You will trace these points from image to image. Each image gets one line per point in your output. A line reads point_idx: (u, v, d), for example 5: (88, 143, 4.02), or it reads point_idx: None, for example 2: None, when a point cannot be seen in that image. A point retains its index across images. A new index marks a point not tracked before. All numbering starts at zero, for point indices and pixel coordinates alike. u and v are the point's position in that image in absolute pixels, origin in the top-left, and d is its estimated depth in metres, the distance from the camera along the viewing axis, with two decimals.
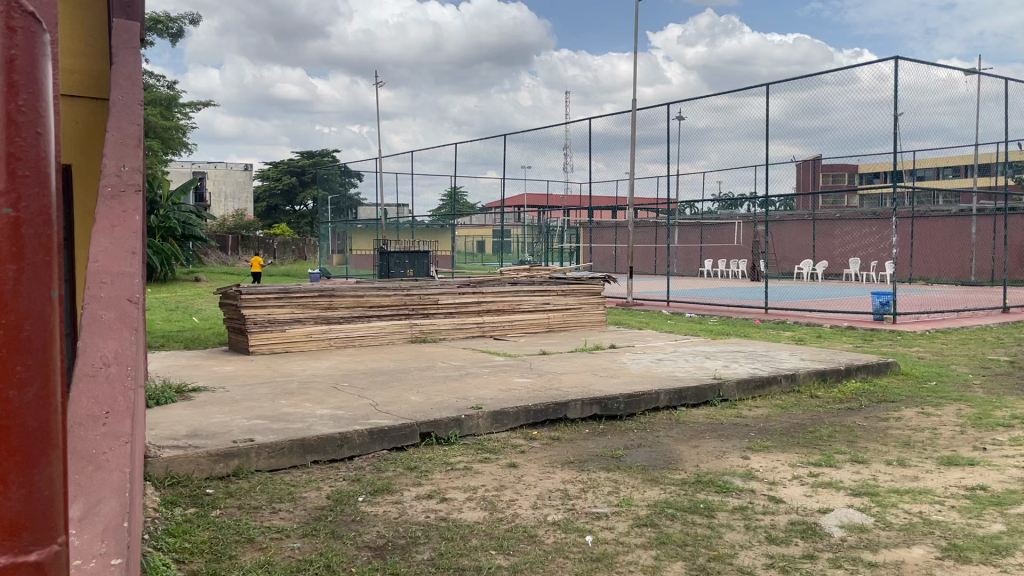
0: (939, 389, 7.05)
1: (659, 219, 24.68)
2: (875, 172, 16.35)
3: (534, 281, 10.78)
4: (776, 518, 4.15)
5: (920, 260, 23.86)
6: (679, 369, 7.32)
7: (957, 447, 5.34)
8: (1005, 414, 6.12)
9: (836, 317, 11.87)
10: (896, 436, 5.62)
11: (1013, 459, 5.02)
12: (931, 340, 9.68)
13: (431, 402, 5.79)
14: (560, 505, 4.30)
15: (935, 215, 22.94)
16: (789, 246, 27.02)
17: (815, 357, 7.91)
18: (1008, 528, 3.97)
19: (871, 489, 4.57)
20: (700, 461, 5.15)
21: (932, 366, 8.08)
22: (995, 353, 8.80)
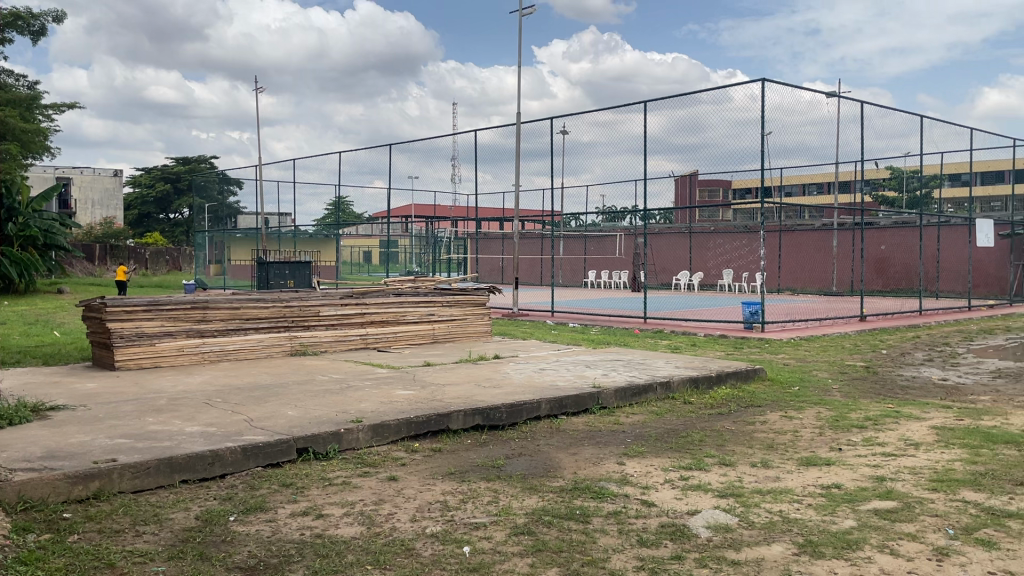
0: (801, 394, 7.47)
1: (545, 231, 25.08)
2: (746, 188, 17.18)
3: (419, 292, 10.74)
4: (648, 522, 4.29)
5: (788, 271, 25.22)
6: (560, 377, 7.46)
7: (816, 447, 5.67)
8: (860, 416, 6.54)
9: (710, 326, 12.39)
10: (761, 439, 5.92)
11: (865, 459, 5.38)
12: (794, 347, 10.26)
13: (309, 416, 5.68)
14: (438, 516, 4.30)
15: (801, 229, 24.36)
16: (667, 258, 28.04)
17: (689, 365, 8.24)
18: (859, 523, 4.24)
19: (737, 490, 4.79)
20: (578, 469, 5.26)
21: (796, 372, 8.55)
22: (852, 358, 9.40)
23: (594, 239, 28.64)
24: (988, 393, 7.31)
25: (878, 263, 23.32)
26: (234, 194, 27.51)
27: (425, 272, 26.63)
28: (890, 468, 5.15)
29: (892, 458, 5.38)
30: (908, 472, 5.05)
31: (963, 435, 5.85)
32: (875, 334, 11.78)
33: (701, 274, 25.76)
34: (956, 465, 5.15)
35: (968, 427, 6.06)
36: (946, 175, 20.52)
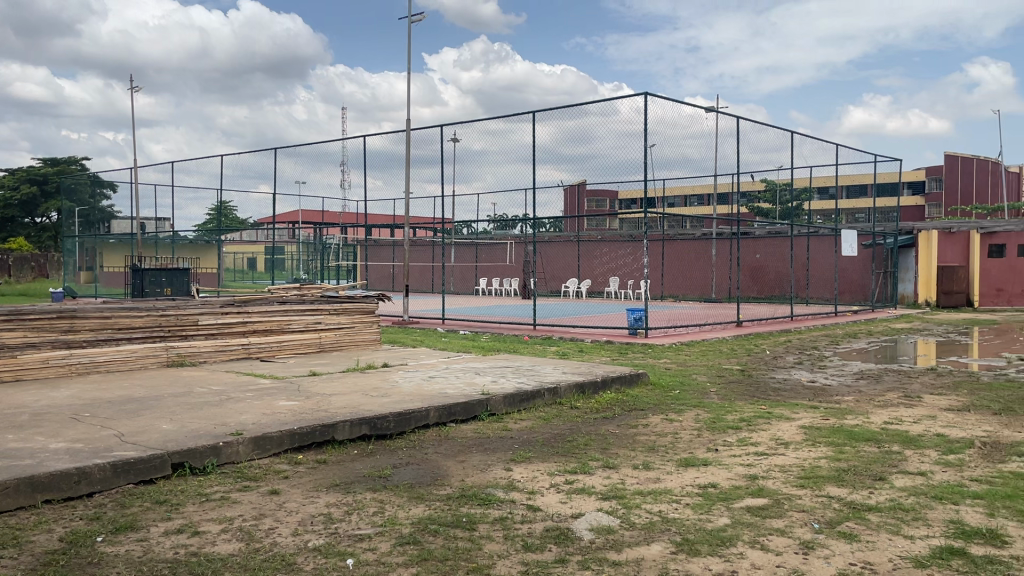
0: (681, 397, 7.75)
1: (435, 238, 25.05)
2: (631, 199, 17.67)
3: (305, 300, 10.50)
4: (533, 526, 4.35)
5: (670, 278, 26.09)
6: (449, 385, 7.46)
7: (694, 448, 5.90)
8: (734, 418, 6.84)
9: (596, 332, 12.68)
10: (643, 442, 6.10)
11: (739, 458, 5.63)
12: (675, 352, 10.63)
13: (186, 430, 5.46)
14: (322, 529, 4.22)
15: (683, 238, 25.29)
16: (556, 266, 28.55)
17: (575, 370, 8.41)
18: (732, 520, 4.43)
19: (619, 492, 4.92)
20: (465, 476, 5.27)
21: (677, 376, 8.87)
22: (728, 362, 9.84)
23: (484, 246, 28.83)
24: (850, 393, 7.80)
25: (753, 271, 24.47)
26: (108, 198, 26.19)
27: (312, 279, 26.08)
28: (763, 467, 5.42)
29: (764, 457, 5.65)
30: (779, 471, 5.32)
31: (828, 433, 6.22)
32: (751, 339, 12.35)
33: (589, 282, 26.33)
34: (822, 462, 5.46)
35: (834, 426, 6.44)
36: (816, 188, 21.77)
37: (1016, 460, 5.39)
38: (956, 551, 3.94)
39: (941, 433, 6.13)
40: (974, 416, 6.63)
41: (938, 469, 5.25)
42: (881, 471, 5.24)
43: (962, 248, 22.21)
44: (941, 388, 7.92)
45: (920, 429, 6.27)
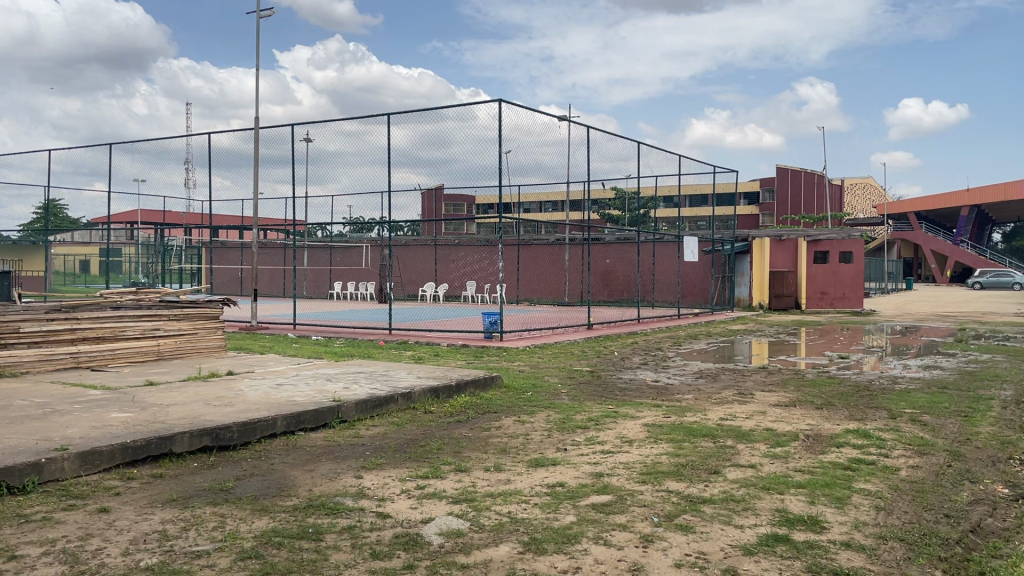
0: (533, 399, 7.91)
1: (288, 241, 24.32)
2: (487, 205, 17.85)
3: (142, 306, 9.91)
4: (382, 534, 4.30)
5: (525, 282, 26.57)
6: (298, 392, 7.25)
7: (544, 449, 6.02)
8: (583, 417, 7.05)
9: (452, 336, 12.72)
10: (495, 444, 6.17)
11: (587, 456, 5.80)
12: (528, 354, 10.83)
13: (1, 447, 5.02)
14: (156, 547, 3.99)
15: (538, 243, 25.81)
16: (412, 270, 28.41)
17: (430, 374, 8.38)
18: (578, 518, 4.56)
19: (470, 495, 4.94)
20: (313, 485, 5.15)
21: (529, 378, 9.01)
22: (579, 364, 10.11)
23: (339, 249, 28.30)
24: (691, 392, 8.22)
25: (604, 275, 25.31)
26: None
27: (152, 283, 24.65)
28: (608, 464, 5.61)
29: (609, 454, 5.85)
30: (623, 468, 5.53)
31: (669, 430, 6.52)
32: (600, 341, 12.76)
33: (445, 286, 26.38)
34: (663, 458, 5.71)
35: (674, 423, 6.76)
36: (662, 197, 22.79)
37: (834, 450, 5.86)
38: (781, 538, 4.23)
39: (771, 428, 6.56)
40: (799, 411, 7.15)
41: (766, 462, 5.62)
42: (716, 465, 5.54)
43: (791, 255, 23.91)
44: (771, 385, 8.49)
45: (751, 424, 6.69)
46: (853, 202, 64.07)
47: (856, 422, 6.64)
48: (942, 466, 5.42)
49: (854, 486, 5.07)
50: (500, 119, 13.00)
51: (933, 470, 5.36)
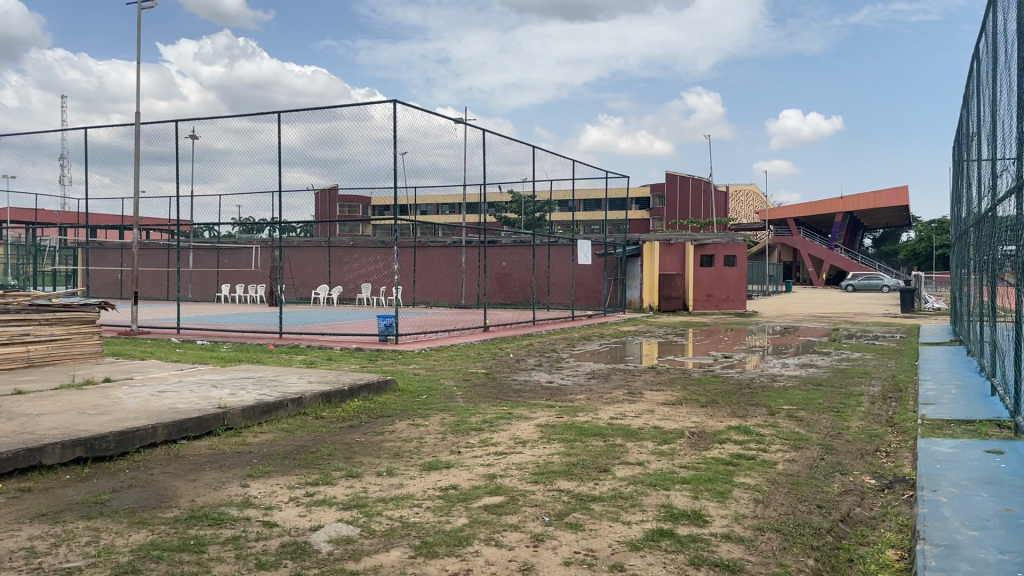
0: (427, 402, 7.87)
1: (173, 241, 23.31)
2: (383, 206, 17.62)
3: (9, 309, 9.30)
4: (268, 543, 4.19)
5: (421, 285, 26.42)
6: (181, 399, 6.97)
7: (438, 452, 6.00)
8: (478, 419, 7.07)
9: (345, 339, 12.52)
10: (388, 448, 6.10)
11: (480, 458, 5.82)
12: (424, 357, 10.76)
13: None
14: (22, 566, 3.75)
15: (434, 245, 25.73)
16: (304, 272, 27.78)
17: (322, 379, 8.21)
18: (470, 520, 4.57)
19: (361, 501, 4.88)
20: (196, 495, 4.96)
21: (425, 381, 8.95)
22: (475, 366, 10.14)
23: (227, 250, 27.37)
24: (583, 392, 8.37)
25: (499, 278, 25.46)
26: None
27: (22, 285, 23.13)
28: (501, 465, 5.64)
29: (503, 455, 5.89)
30: (516, 468, 5.57)
31: (562, 430, 6.62)
32: (496, 343, 12.83)
33: (339, 288, 25.93)
34: (555, 458, 5.80)
35: (567, 423, 6.87)
36: (557, 201, 23.11)
37: (717, 446, 6.08)
38: (665, 533, 4.36)
39: (658, 426, 6.76)
40: (686, 409, 7.39)
41: (653, 459, 5.79)
42: (606, 463, 5.66)
43: (680, 258, 24.71)
44: (661, 384, 8.74)
45: (641, 422, 6.87)
46: (737, 208, 66.81)
47: (738, 419, 6.92)
48: (816, 459, 5.72)
49: (734, 480, 5.28)
50: (394, 120, 12.87)
51: (808, 463, 5.65)
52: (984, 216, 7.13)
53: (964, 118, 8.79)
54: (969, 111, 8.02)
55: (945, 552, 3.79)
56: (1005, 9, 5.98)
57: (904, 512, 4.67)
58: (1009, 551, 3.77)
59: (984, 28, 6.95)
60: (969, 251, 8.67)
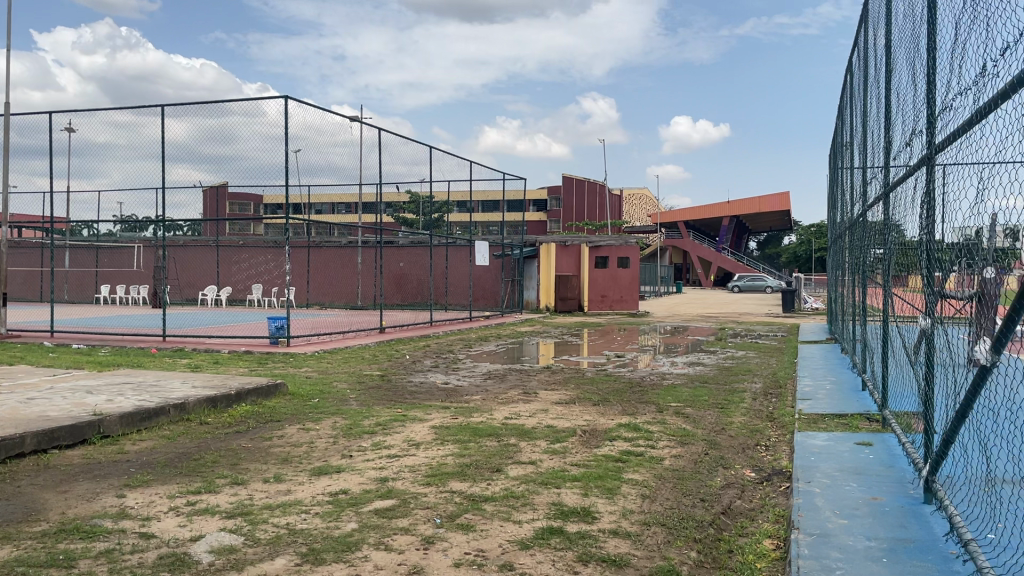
0: (319, 405, 7.71)
1: (47, 239, 21.99)
2: (276, 205, 17.14)
3: None
4: (144, 556, 4.00)
5: (316, 285, 25.86)
6: (53, 407, 6.57)
7: (328, 456, 5.88)
8: (371, 422, 6.97)
9: (233, 342, 12.11)
10: (276, 454, 5.94)
11: (372, 462, 5.73)
12: (316, 360, 10.54)
13: None
14: None
15: (329, 245, 25.24)
16: (192, 272, 26.75)
17: (206, 383, 7.91)
18: (360, 524, 4.50)
19: (246, 509, 4.73)
20: (67, 508, 4.68)
21: (316, 385, 8.75)
22: (369, 368, 9.99)
23: (107, 249, 26.04)
24: (478, 393, 8.38)
25: (397, 279, 25.21)
26: None
27: None
28: (393, 468, 5.58)
29: (395, 458, 5.83)
30: (408, 471, 5.52)
31: (456, 431, 6.60)
32: (392, 345, 12.72)
33: (229, 289, 25.08)
34: (448, 459, 5.78)
35: (461, 425, 6.86)
36: (455, 202, 23.07)
37: (608, 443, 6.21)
38: (555, 531, 4.41)
39: (551, 425, 6.84)
40: (578, 408, 7.51)
41: (546, 457, 5.84)
42: (499, 463, 5.68)
43: (576, 260, 25.10)
44: (555, 384, 8.85)
45: (534, 422, 6.93)
46: (631, 211, 68.56)
47: (628, 416, 7.09)
48: (701, 454, 5.92)
49: (623, 476, 5.40)
50: (287, 117, 12.56)
51: (692, 458, 5.83)
52: (856, 222, 7.55)
53: (838, 128, 9.28)
54: (843, 121, 8.45)
55: (817, 541, 3.99)
56: (875, 25, 6.33)
57: (781, 503, 4.89)
58: (874, 537, 4.00)
59: (857, 43, 7.33)
60: (843, 254, 9.15)
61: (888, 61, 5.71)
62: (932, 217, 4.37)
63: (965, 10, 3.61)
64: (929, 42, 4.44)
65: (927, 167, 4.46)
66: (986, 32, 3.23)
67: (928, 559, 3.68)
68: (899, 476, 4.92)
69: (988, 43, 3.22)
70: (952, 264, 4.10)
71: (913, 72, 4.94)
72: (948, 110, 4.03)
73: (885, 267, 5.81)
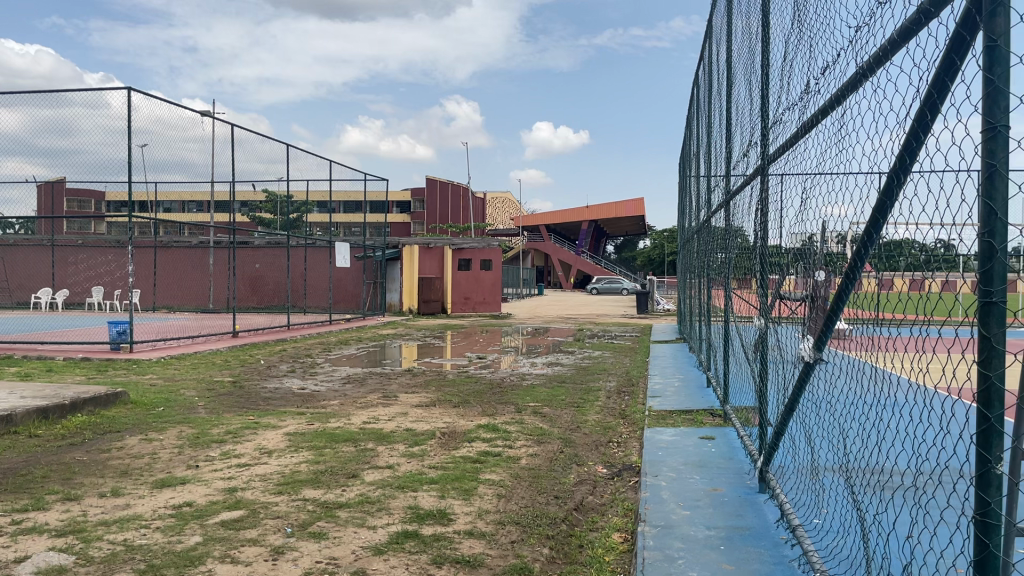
0: (164, 414, 7.32)
1: None
2: (120, 202, 16.14)
3: None
4: None
5: (164, 287, 24.58)
6: None
7: (172, 468, 5.60)
8: (220, 431, 6.70)
9: (69, 349, 11.32)
10: (114, 466, 5.60)
11: (220, 472, 5.51)
12: (162, 366, 10.01)
13: None
14: None
15: (178, 246, 24.07)
16: (24, 274, 24.78)
17: (37, 394, 7.34)
18: (205, 537, 4.31)
19: (78, 526, 4.43)
20: None
21: (162, 392, 8.31)
22: (220, 374, 9.59)
23: None
24: (336, 397, 8.21)
25: (252, 281, 24.36)
26: None
27: None
28: (243, 478, 5.38)
29: (245, 468, 5.62)
30: (259, 480, 5.34)
31: (311, 437, 6.45)
32: (245, 350, 12.24)
33: (66, 292, 23.41)
34: (301, 467, 5.63)
35: (316, 430, 6.70)
36: (314, 203, 22.52)
37: (466, 445, 6.24)
38: (410, 534, 4.39)
39: (410, 428, 6.80)
40: (438, 410, 7.51)
41: (403, 461, 5.80)
42: (355, 469, 5.59)
43: (438, 262, 25.00)
44: (415, 386, 8.81)
45: (392, 426, 6.86)
46: (495, 214, 69.20)
47: (487, 417, 7.16)
48: (555, 453, 6.05)
49: (481, 477, 5.45)
50: (130, 109, 11.86)
51: (547, 456, 5.96)
52: (702, 227, 7.93)
53: (685, 139, 9.74)
54: (691, 132, 8.85)
55: (662, 532, 4.16)
56: (717, 40, 6.66)
57: (630, 497, 5.08)
58: (713, 526, 4.22)
59: (702, 57, 7.71)
60: (691, 256, 9.58)
61: (729, 75, 6.02)
62: (767, 224, 4.66)
63: (794, 30, 3.84)
64: (763, 59, 4.71)
65: (762, 176, 4.74)
66: (811, 51, 3.46)
67: (760, 545, 3.92)
68: (738, 467, 5.21)
69: (813, 62, 3.45)
70: (786, 269, 4.36)
71: (750, 87, 5.25)
72: (779, 123, 4.30)
73: (727, 270, 6.13)
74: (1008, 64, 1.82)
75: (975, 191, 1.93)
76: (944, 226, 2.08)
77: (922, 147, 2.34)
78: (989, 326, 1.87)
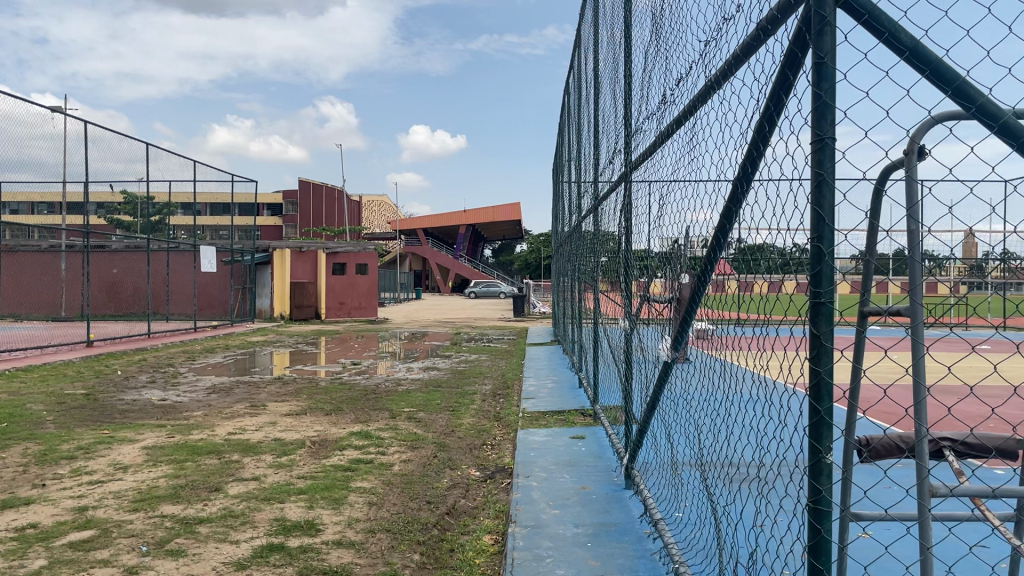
0: (7, 431, 6.81)
1: None
2: None
3: None
4: None
5: (10, 295, 22.92)
6: None
7: (15, 488, 5.21)
8: (71, 447, 6.29)
9: None
10: None
11: (69, 490, 5.17)
12: (6, 380, 9.30)
13: None
14: None
15: (26, 250, 22.49)
16: None
17: None
18: (49, 561, 4.03)
19: None
20: None
21: (6, 407, 7.72)
22: (71, 387, 8.99)
23: None
24: (200, 408, 7.88)
25: (109, 287, 23.06)
26: None
27: None
28: (94, 496, 5.07)
29: (98, 485, 5.30)
30: (112, 497, 5.05)
31: (170, 451, 6.15)
32: (101, 361, 11.56)
33: None
34: (159, 482, 5.37)
35: (177, 443, 6.41)
36: (179, 205, 21.51)
37: (337, 453, 6.12)
38: (275, 547, 4.26)
39: (278, 438, 6.61)
40: (308, 418, 7.33)
41: (270, 472, 5.63)
42: (218, 482, 5.38)
43: (311, 267, 24.45)
44: (285, 395, 8.57)
45: (260, 436, 6.65)
46: (372, 217, 68.26)
47: (360, 424, 7.04)
48: (429, 458, 6.02)
49: (351, 485, 5.35)
50: None
51: (421, 462, 5.92)
52: (574, 232, 8.10)
53: (557, 145, 9.91)
54: (563, 139, 9.02)
55: (531, 532, 4.22)
56: (586, 48, 6.82)
57: (502, 499, 5.13)
58: (580, 524, 4.31)
59: (572, 66, 7.87)
60: (564, 259, 9.76)
61: (597, 84, 6.16)
62: (631, 228, 4.80)
63: (653, 42, 3.97)
64: (626, 69, 4.86)
65: (626, 182, 4.88)
66: (666, 63, 3.59)
67: (625, 540, 4.04)
68: (606, 465, 5.36)
69: (668, 74, 3.58)
70: (650, 272, 4.50)
71: (615, 94, 5.39)
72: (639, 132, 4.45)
73: (596, 273, 6.28)
74: (835, 79, 1.93)
75: (805, 199, 2.06)
76: (783, 231, 2.21)
77: (762, 157, 2.48)
78: (820, 324, 1.98)
